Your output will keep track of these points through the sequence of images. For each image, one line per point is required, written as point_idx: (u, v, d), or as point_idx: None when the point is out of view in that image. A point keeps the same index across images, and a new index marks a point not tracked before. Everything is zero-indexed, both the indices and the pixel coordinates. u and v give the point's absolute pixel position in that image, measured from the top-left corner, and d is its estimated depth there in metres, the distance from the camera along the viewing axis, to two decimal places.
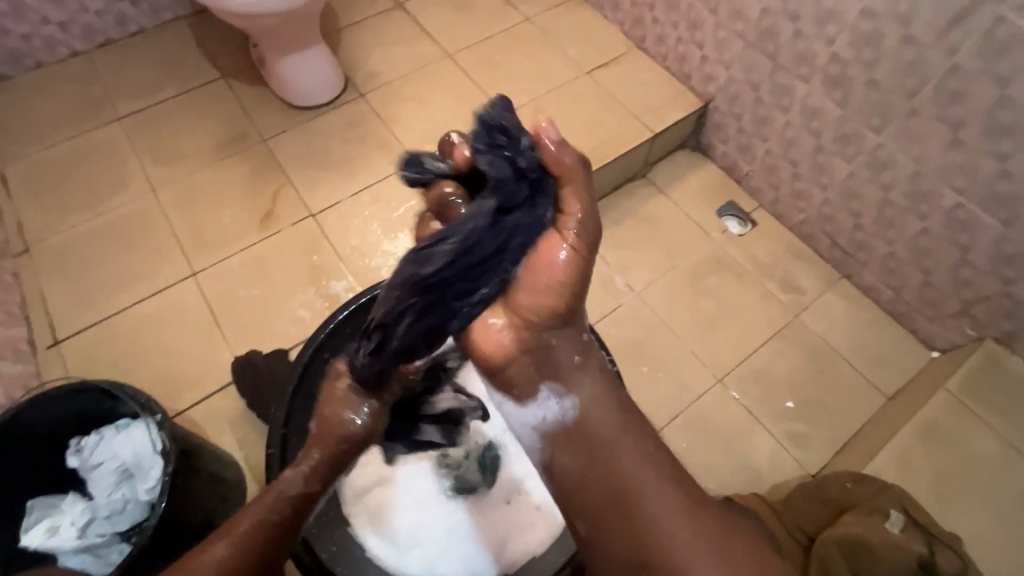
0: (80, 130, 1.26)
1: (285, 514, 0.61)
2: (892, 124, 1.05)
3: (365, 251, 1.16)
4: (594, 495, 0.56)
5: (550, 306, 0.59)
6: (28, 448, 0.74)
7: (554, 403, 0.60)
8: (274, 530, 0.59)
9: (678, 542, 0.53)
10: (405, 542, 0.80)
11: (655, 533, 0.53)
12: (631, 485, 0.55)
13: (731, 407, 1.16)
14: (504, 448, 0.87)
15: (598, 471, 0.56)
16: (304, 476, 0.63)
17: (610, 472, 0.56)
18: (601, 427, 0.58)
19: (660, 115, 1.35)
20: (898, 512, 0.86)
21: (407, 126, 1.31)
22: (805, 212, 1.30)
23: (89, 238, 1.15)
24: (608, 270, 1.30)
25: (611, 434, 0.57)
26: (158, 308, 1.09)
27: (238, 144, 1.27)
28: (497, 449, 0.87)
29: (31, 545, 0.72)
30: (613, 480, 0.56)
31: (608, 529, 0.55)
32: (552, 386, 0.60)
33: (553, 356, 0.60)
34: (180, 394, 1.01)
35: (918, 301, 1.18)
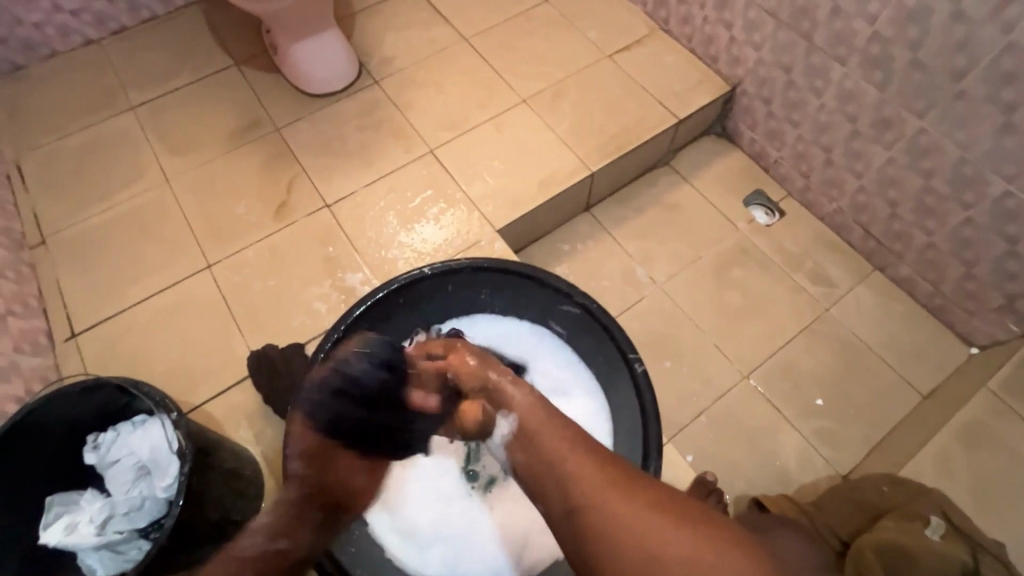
0: (94, 120, 1.25)
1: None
2: (936, 107, 0.99)
3: (381, 242, 1.14)
4: (530, 478, 0.53)
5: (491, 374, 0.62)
6: (46, 444, 0.73)
7: (505, 420, 0.57)
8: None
9: (608, 498, 0.48)
10: (426, 540, 0.79)
11: (582, 492, 0.49)
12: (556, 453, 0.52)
13: (758, 404, 1.12)
14: None
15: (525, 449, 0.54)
16: (265, 534, 0.61)
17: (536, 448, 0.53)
18: (542, 420, 0.54)
19: (685, 100, 1.30)
20: (939, 518, 0.81)
21: (424, 113, 1.27)
22: (837, 201, 1.24)
23: (106, 229, 1.14)
24: (631, 262, 1.26)
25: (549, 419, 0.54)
26: (174, 300, 1.07)
27: (251, 133, 1.24)
28: None
29: (50, 541, 0.71)
30: (540, 451, 0.53)
31: (542, 498, 0.52)
32: (502, 409, 0.58)
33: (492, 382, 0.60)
34: (197, 387, 1.00)
35: (958, 294, 1.13)
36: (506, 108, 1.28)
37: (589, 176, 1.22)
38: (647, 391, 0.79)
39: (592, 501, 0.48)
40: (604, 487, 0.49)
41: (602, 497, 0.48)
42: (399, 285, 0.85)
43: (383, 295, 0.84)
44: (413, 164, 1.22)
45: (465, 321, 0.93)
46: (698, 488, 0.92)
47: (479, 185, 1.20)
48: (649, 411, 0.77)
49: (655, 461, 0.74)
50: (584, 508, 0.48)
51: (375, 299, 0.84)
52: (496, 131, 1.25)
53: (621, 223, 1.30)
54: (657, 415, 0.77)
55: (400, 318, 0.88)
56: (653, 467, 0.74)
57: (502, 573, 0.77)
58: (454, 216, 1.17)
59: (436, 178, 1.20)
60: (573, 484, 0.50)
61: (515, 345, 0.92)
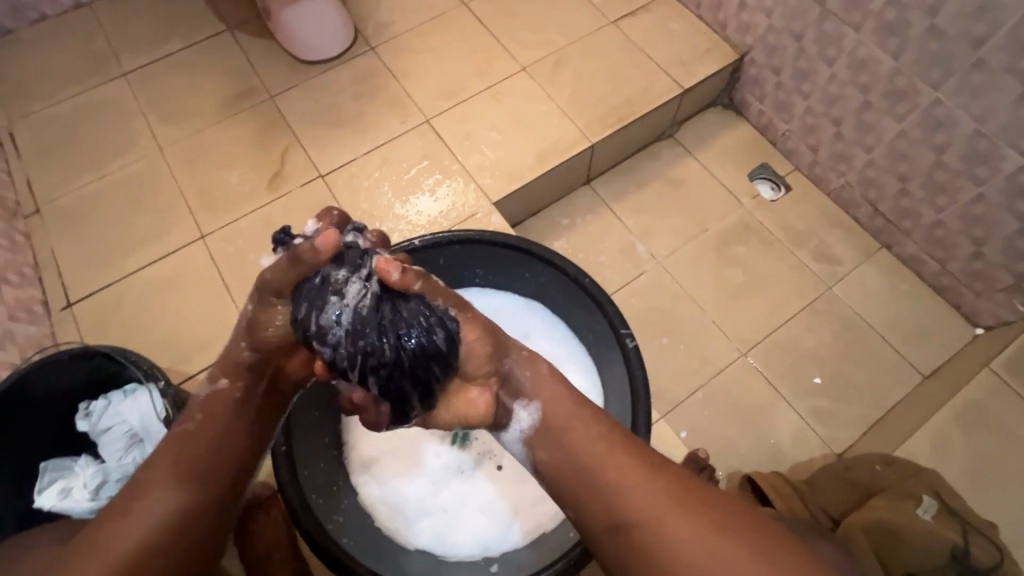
0: (85, 86, 1.22)
1: (196, 418, 0.62)
2: (953, 77, 0.94)
3: (375, 214, 1.12)
4: (558, 478, 0.60)
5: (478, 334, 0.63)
6: (40, 410, 0.74)
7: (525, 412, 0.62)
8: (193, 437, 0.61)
9: (653, 512, 0.54)
10: (417, 511, 0.79)
11: (631, 508, 0.54)
12: (598, 467, 0.57)
13: (756, 382, 1.11)
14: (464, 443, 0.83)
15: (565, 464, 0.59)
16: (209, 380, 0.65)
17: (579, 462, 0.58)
18: (566, 419, 0.60)
19: (691, 69, 1.25)
20: (930, 498, 0.80)
21: (420, 81, 1.24)
22: (845, 175, 1.20)
23: (99, 198, 1.13)
24: (630, 237, 1.24)
25: (573, 420, 0.60)
26: (167, 271, 1.07)
27: (245, 101, 1.22)
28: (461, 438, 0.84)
29: (44, 506, 0.72)
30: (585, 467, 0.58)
31: (574, 505, 0.58)
32: (520, 399, 0.62)
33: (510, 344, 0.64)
34: (191, 357, 1.01)
35: (965, 273, 1.10)
36: (505, 77, 1.24)
37: (589, 147, 1.19)
38: (638, 366, 0.77)
39: (641, 513, 0.54)
40: (653, 497, 0.54)
41: (647, 511, 0.54)
42: None
43: None
44: (409, 134, 1.19)
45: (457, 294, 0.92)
46: (690, 465, 0.91)
47: (476, 157, 1.17)
48: (639, 387, 0.76)
49: (644, 437, 0.72)
50: (630, 523, 0.54)
51: None
52: (495, 101, 1.22)
53: (621, 197, 1.27)
54: (646, 391, 0.75)
55: None
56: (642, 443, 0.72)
57: (492, 545, 0.77)
58: (451, 188, 1.14)
59: (433, 149, 1.17)
60: (619, 501, 0.55)
61: (506, 319, 0.91)
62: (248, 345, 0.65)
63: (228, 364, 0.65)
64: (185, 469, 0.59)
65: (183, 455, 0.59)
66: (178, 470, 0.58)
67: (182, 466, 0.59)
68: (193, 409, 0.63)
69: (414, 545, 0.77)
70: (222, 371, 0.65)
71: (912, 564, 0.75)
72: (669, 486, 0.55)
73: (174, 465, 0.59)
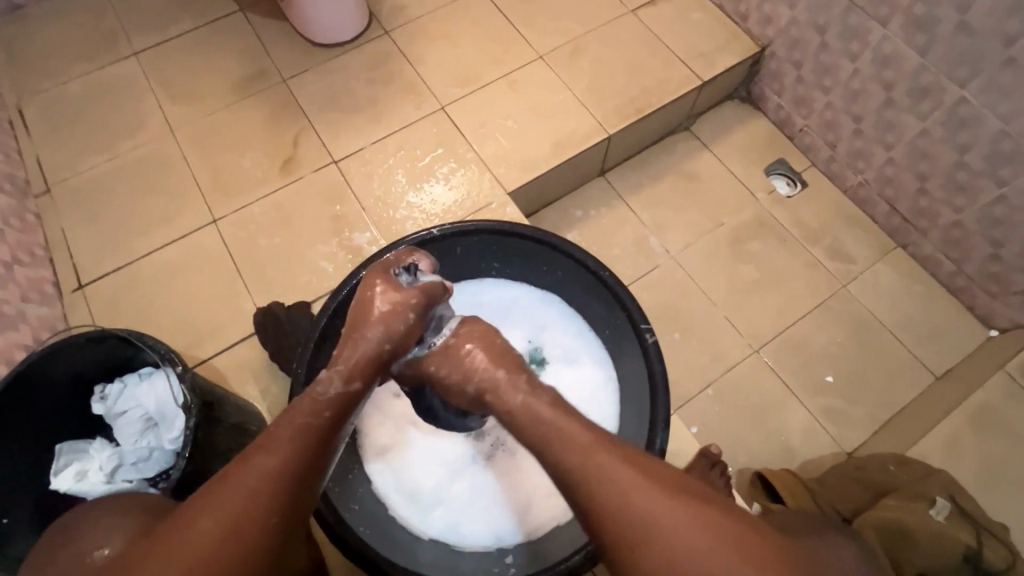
0: (96, 65, 1.21)
1: (324, 416, 0.53)
2: (980, 75, 0.93)
3: (388, 201, 1.11)
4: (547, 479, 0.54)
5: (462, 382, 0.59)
6: (56, 392, 0.74)
7: None
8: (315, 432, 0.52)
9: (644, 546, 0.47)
10: (431, 501, 0.79)
11: (623, 525, 0.47)
12: (586, 477, 0.49)
13: (767, 379, 1.11)
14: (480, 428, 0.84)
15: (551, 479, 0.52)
16: (343, 374, 0.56)
17: (565, 473, 0.51)
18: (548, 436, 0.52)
19: (711, 61, 1.23)
20: (944, 499, 0.80)
21: (436, 67, 1.22)
22: (864, 173, 1.19)
23: (110, 179, 1.12)
24: (644, 230, 1.23)
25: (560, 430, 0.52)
26: (179, 254, 1.06)
27: (257, 84, 1.20)
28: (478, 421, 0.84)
29: (61, 488, 0.72)
30: (573, 479, 0.50)
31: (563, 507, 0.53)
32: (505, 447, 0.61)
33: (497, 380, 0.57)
34: (202, 342, 1.00)
35: (982, 275, 1.09)
36: (522, 64, 1.23)
37: (605, 139, 1.18)
38: (657, 362, 0.76)
39: (632, 530, 0.47)
40: (648, 511, 0.47)
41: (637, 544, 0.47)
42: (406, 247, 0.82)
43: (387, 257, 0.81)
44: (423, 121, 1.17)
45: (473, 285, 0.91)
46: (701, 459, 0.87)
47: (491, 146, 1.15)
48: (659, 382, 0.75)
49: (663, 434, 0.72)
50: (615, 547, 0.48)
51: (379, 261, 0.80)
52: (511, 89, 1.20)
53: (636, 190, 1.26)
54: (666, 387, 0.74)
55: None
56: (660, 439, 0.72)
57: (505, 537, 0.77)
58: (464, 177, 1.13)
59: (447, 136, 1.16)
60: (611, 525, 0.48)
61: (524, 311, 0.91)
62: (390, 347, 0.58)
63: (366, 361, 0.57)
64: (262, 510, 0.47)
65: (264, 486, 0.48)
66: (253, 510, 0.47)
67: (261, 507, 0.47)
68: (319, 397, 0.54)
69: (428, 534, 0.77)
70: (359, 371, 0.56)
71: (925, 566, 0.75)
72: (666, 497, 0.48)
73: (257, 492, 0.47)
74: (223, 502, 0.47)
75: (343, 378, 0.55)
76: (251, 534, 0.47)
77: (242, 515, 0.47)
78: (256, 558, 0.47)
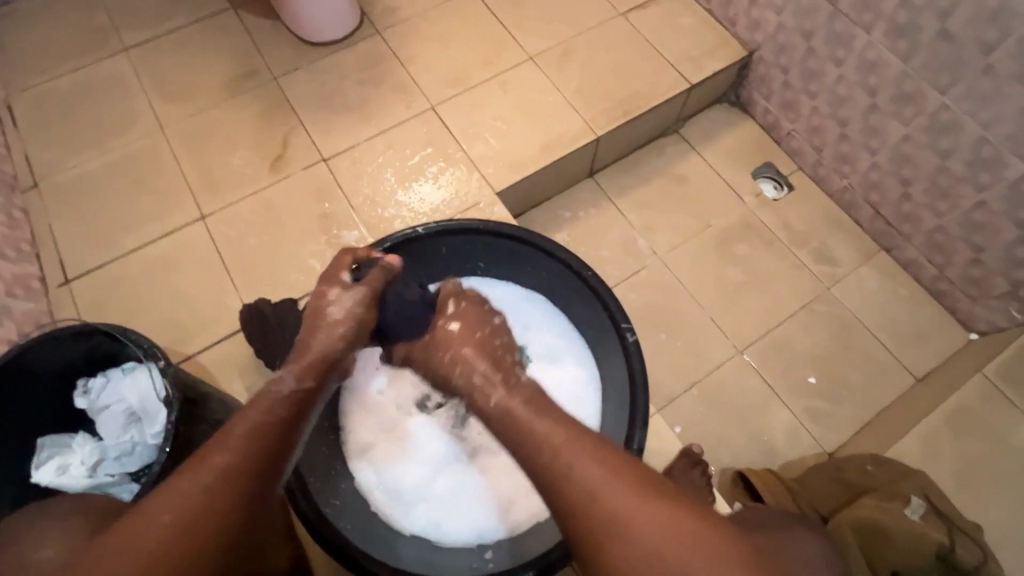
0: (86, 61, 1.21)
1: (276, 414, 0.57)
2: (961, 82, 0.94)
3: (377, 200, 1.11)
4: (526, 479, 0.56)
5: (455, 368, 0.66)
6: (39, 387, 0.74)
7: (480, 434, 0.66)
8: (265, 430, 0.55)
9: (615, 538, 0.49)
10: (413, 497, 0.80)
11: (590, 521, 0.50)
12: (558, 476, 0.52)
13: (751, 379, 1.12)
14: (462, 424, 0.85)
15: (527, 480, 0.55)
16: (293, 377, 0.62)
17: (541, 472, 0.54)
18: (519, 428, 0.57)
19: (699, 64, 1.24)
20: (919, 498, 0.81)
21: (426, 67, 1.23)
22: (848, 177, 1.21)
23: (98, 175, 1.12)
24: (632, 232, 1.24)
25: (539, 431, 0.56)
26: (167, 250, 1.06)
27: (248, 82, 1.20)
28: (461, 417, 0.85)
29: (42, 482, 0.72)
30: (547, 479, 0.53)
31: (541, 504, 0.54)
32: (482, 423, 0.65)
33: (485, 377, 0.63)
34: (189, 338, 1.00)
35: (963, 279, 1.11)
36: (512, 65, 1.23)
37: (594, 141, 1.19)
38: (637, 360, 0.77)
39: (598, 526, 0.50)
40: (614, 509, 0.50)
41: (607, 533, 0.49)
42: (391, 244, 0.83)
43: None
44: (413, 121, 1.18)
45: None
46: (683, 459, 0.89)
47: (480, 146, 1.16)
48: (638, 381, 0.76)
49: (641, 432, 0.73)
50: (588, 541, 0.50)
51: None
52: (501, 90, 1.21)
53: (624, 192, 1.27)
54: (645, 385, 0.75)
55: None
56: (638, 437, 0.73)
57: (487, 533, 0.78)
58: (453, 176, 1.14)
59: (437, 136, 1.17)
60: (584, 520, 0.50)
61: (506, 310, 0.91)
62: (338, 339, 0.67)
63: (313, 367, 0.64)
64: (217, 502, 0.48)
65: (219, 479, 0.50)
66: (208, 503, 0.48)
67: (216, 498, 0.49)
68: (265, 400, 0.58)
69: (409, 530, 0.77)
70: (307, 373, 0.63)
71: (900, 562, 0.77)
72: (634, 497, 0.50)
73: (212, 486, 0.49)
74: (178, 500, 0.48)
75: (293, 377, 0.62)
76: (208, 527, 0.47)
77: (198, 510, 0.48)
78: (212, 552, 0.47)
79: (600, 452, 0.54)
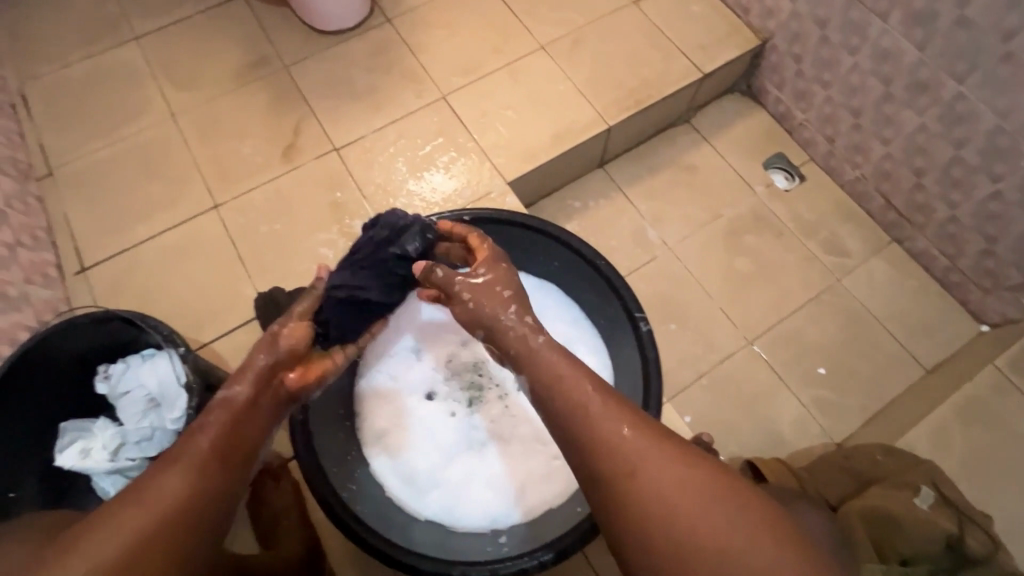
0: (97, 50, 1.21)
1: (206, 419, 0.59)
2: (978, 71, 0.93)
3: (389, 189, 1.11)
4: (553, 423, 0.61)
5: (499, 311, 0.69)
6: (60, 372, 0.75)
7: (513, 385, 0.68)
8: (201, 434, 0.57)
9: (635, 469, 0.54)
10: (427, 482, 0.81)
11: (608, 453, 0.55)
12: (586, 413, 0.58)
13: (761, 369, 1.13)
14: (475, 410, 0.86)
15: (553, 419, 0.61)
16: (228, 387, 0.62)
17: (569, 412, 0.59)
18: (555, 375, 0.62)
19: (711, 53, 1.23)
20: (928, 488, 0.82)
21: (437, 56, 1.22)
22: (861, 167, 1.20)
23: (112, 163, 1.12)
24: (642, 222, 1.24)
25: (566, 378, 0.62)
26: (181, 239, 1.07)
27: (259, 70, 1.20)
28: (473, 404, 0.86)
29: (65, 465, 0.73)
30: (577, 417, 0.59)
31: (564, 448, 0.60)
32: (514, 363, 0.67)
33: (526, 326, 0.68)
34: (204, 326, 1.01)
35: (975, 270, 1.10)
36: (523, 54, 1.23)
37: (605, 130, 1.18)
38: (651, 349, 0.78)
39: (618, 460, 0.55)
40: (631, 447, 0.55)
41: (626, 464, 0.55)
42: None
43: None
44: (424, 110, 1.18)
45: None
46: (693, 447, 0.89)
47: (491, 135, 1.16)
48: (652, 370, 0.76)
49: (654, 420, 0.74)
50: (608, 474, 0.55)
51: None
52: (512, 79, 1.21)
53: (634, 182, 1.27)
54: (658, 373, 0.76)
55: None
56: None
57: (500, 518, 0.79)
58: (464, 165, 1.14)
59: (447, 126, 1.17)
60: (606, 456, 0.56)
61: None
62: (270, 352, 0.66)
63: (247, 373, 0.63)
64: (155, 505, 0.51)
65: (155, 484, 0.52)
66: (160, 506, 0.51)
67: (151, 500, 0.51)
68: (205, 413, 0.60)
69: (424, 514, 0.78)
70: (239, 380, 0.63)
71: (908, 551, 0.77)
72: (655, 446, 0.55)
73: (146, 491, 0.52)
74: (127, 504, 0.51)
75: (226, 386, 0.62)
76: (184, 523, 0.51)
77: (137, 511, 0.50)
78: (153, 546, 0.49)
79: (634, 409, 0.59)
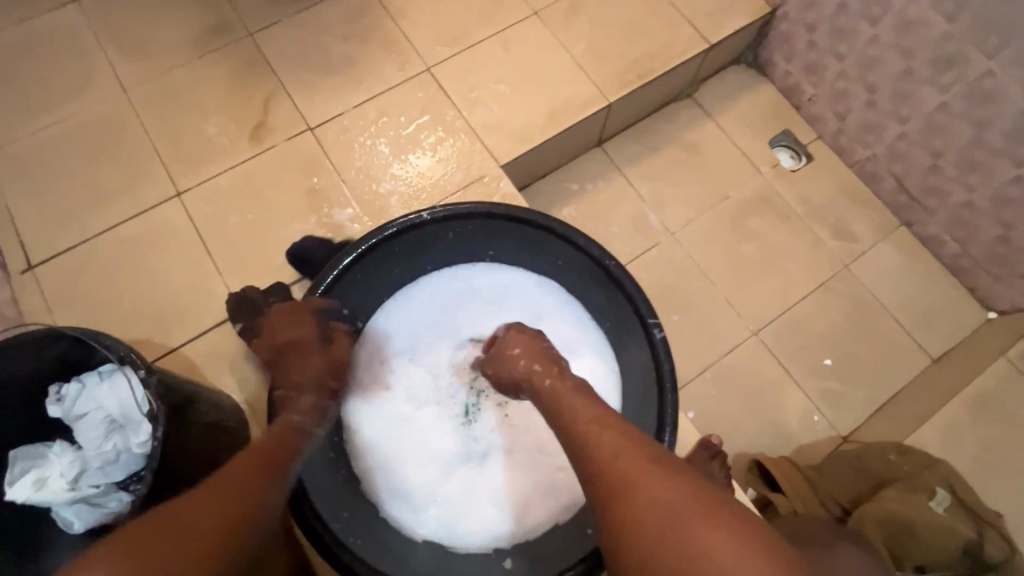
0: (32, 13, 1.06)
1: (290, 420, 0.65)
2: (1010, 46, 0.87)
3: (371, 174, 1.02)
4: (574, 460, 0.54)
5: (524, 360, 0.65)
6: (4, 396, 0.66)
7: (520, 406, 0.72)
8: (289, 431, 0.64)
9: (671, 528, 0.45)
10: (423, 498, 0.75)
11: (635, 512, 0.47)
12: (615, 464, 0.49)
13: (765, 361, 1.09)
14: (473, 419, 0.80)
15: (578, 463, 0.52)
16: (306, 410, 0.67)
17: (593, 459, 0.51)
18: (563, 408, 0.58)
19: (719, 21, 1.14)
20: (944, 491, 0.80)
21: (419, 22, 1.11)
22: (872, 148, 1.14)
23: (56, 146, 1.00)
24: (642, 206, 1.17)
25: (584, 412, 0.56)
26: (141, 231, 0.97)
27: (220, 38, 1.07)
28: (472, 412, 0.80)
29: (18, 499, 0.65)
30: (601, 464, 0.50)
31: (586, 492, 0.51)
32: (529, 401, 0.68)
33: (535, 372, 0.63)
34: (171, 329, 0.92)
35: (987, 257, 1.07)
36: (514, 22, 1.12)
37: (605, 107, 1.10)
38: (665, 358, 0.72)
39: (645, 523, 0.46)
40: (668, 509, 0.46)
41: (656, 524, 0.45)
42: (395, 230, 0.76)
43: (378, 242, 0.76)
44: (408, 84, 1.07)
45: (464, 270, 0.85)
46: (701, 450, 0.82)
47: (481, 113, 1.06)
48: (667, 381, 0.71)
49: (670, 434, 0.68)
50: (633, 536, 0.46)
51: (369, 245, 0.75)
52: (503, 49, 1.10)
53: (634, 162, 1.19)
54: (674, 385, 0.70)
55: (394, 266, 0.80)
56: (667, 437, 0.68)
57: (502, 537, 0.73)
58: (453, 147, 1.04)
59: (433, 102, 1.06)
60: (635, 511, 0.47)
61: (516, 297, 0.84)
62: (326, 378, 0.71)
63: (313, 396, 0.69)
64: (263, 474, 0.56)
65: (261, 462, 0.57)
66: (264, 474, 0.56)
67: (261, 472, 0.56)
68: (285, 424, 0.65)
69: (420, 533, 0.73)
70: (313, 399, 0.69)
71: (923, 554, 0.75)
72: (697, 512, 0.45)
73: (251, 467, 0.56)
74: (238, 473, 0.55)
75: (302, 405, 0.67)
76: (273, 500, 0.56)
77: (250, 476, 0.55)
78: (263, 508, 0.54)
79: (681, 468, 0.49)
